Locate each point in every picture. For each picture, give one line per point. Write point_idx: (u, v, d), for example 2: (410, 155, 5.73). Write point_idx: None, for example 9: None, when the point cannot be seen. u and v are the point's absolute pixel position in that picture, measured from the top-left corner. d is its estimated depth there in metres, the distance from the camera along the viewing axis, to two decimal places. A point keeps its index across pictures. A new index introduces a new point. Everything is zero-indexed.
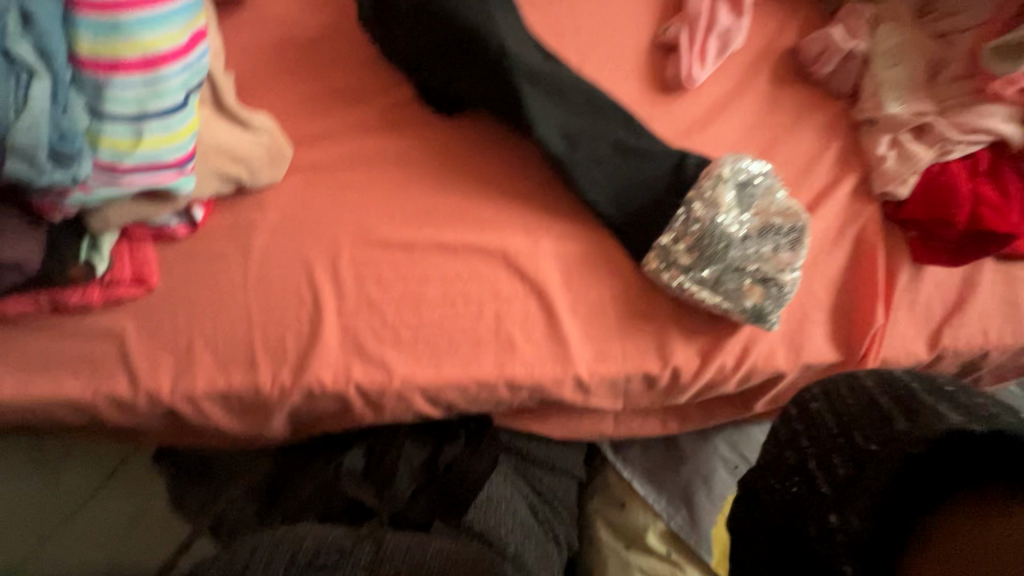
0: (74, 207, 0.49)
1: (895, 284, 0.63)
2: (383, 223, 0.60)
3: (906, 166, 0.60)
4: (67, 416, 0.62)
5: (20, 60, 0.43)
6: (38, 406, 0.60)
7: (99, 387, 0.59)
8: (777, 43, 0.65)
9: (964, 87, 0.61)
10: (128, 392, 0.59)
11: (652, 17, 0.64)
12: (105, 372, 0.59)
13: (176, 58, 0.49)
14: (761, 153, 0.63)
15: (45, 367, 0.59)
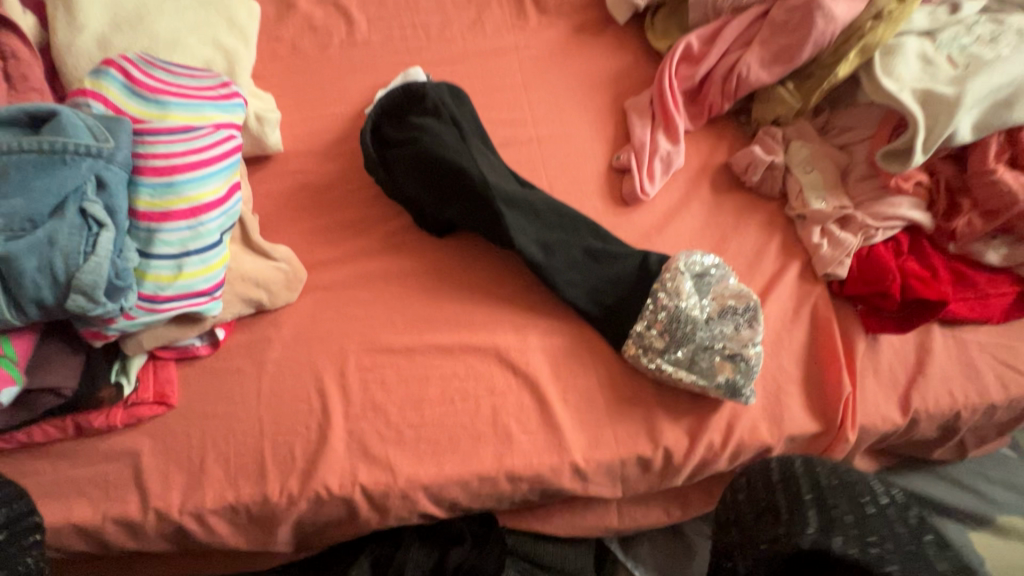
0: (115, 333, 0.56)
1: (857, 355, 0.69)
2: (387, 333, 0.67)
3: (839, 251, 0.70)
4: (82, 546, 0.62)
5: (96, 217, 0.51)
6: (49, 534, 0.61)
7: (110, 508, 0.61)
8: (715, 159, 0.78)
9: (871, 184, 0.72)
10: (137, 511, 0.60)
11: (607, 149, 0.77)
12: (116, 491, 0.61)
13: (215, 206, 0.59)
14: (712, 251, 0.73)
15: (60, 492, 0.61)
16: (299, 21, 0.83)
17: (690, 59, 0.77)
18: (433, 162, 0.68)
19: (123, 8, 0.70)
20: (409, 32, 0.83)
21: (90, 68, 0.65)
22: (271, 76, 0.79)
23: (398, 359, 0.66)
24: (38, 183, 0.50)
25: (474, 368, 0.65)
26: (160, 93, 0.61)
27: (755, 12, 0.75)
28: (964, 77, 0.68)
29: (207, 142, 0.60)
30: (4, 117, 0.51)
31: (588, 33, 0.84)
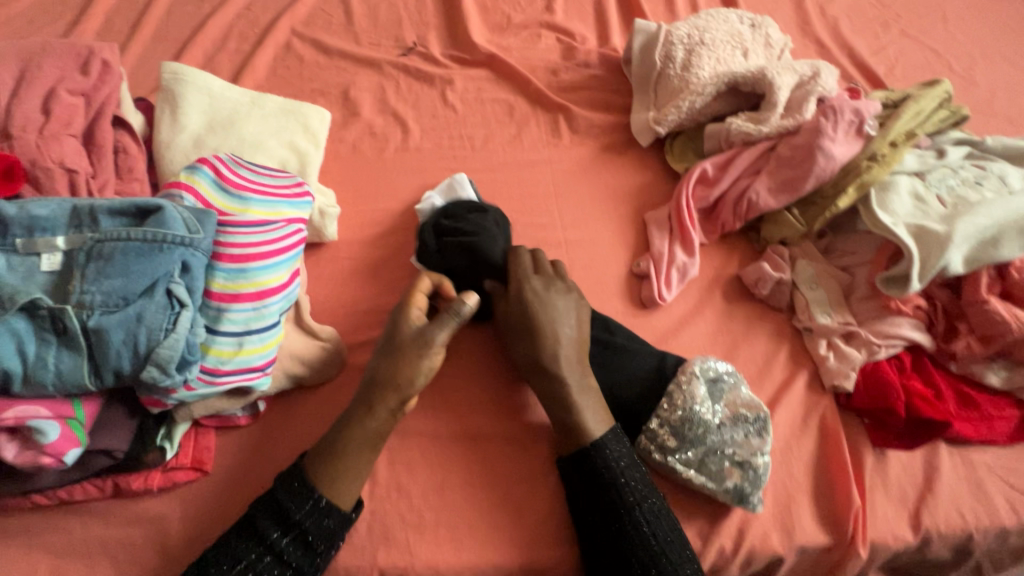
0: (173, 402, 0.61)
1: (865, 468, 0.71)
2: (416, 415, 0.71)
3: (845, 364, 0.74)
4: None
5: (179, 298, 0.58)
6: None
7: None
8: (727, 271, 0.85)
9: (874, 304, 0.78)
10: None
11: (628, 256, 0.85)
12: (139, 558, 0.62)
13: (278, 290, 0.66)
14: (725, 356, 0.78)
15: (83, 556, 0.62)
16: (361, 127, 0.94)
17: (706, 182, 0.86)
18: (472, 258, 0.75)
19: (218, 111, 0.81)
20: (456, 141, 0.94)
21: (184, 162, 0.75)
22: (332, 173, 0.89)
23: (426, 441, 0.69)
24: (137, 266, 0.57)
25: (495, 456, 0.69)
26: (244, 190, 0.70)
27: (763, 147, 0.85)
28: (952, 216, 0.76)
29: (278, 234, 0.68)
30: (117, 209, 0.60)
31: (613, 152, 0.94)
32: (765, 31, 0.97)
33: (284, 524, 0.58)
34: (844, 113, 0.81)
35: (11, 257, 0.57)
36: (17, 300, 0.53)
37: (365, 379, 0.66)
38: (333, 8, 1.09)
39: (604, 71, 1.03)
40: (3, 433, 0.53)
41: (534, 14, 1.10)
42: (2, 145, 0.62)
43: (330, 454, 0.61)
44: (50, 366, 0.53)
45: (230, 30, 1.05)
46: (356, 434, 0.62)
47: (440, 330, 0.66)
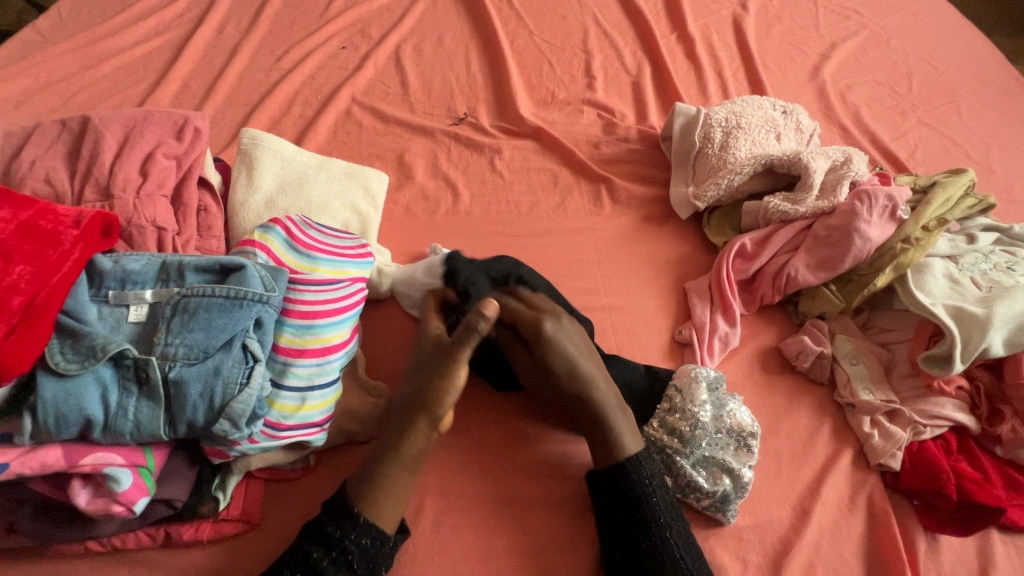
0: (234, 454, 0.62)
1: (917, 553, 0.70)
2: (458, 478, 0.71)
3: (890, 443, 0.75)
4: None
5: (254, 353, 0.61)
6: None
7: None
8: (767, 343, 0.87)
9: (915, 382, 0.80)
10: None
11: (670, 324, 0.87)
12: None
13: (341, 348, 0.69)
14: (769, 429, 0.78)
15: None
16: (414, 190, 1.00)
17: (744, 256, 0.90)
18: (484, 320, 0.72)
19: (288, 174, 0.85)
20: (504, 207, 0.99)
21: (256, 221, 0.80)
22: (387, 233, 0.94)
23: (463, 494, 0.70)
24: (219, 321, 0.60)
25: (531, 501, 0.70)
26: (313, 250, 0.74)
27: (799, 224, 0.89)
28: (990, 300, 0.78)
29: (343, 293, 0.72)
30: (203, 266, 0.64)
31: (653, 224, 0.99)
32: (796, 116, 1.04)
33: (324, 544, 0.60)
34: (878, 198, 0.85)
35: (101, 307, 0.60)
36: (107, 350, 0.56)
37: (403, 398, 0.66)
38: (390, 80, 1.19)
39: (643, 146, 1.10)
40: (78, 480, 0.55)
41: (576, 92, 1.18)
42: (102, 203, 0.67)
43: (369, 474, 0.63)
44: (129, 415, 0.55)
45: (296, 96, 1.14)
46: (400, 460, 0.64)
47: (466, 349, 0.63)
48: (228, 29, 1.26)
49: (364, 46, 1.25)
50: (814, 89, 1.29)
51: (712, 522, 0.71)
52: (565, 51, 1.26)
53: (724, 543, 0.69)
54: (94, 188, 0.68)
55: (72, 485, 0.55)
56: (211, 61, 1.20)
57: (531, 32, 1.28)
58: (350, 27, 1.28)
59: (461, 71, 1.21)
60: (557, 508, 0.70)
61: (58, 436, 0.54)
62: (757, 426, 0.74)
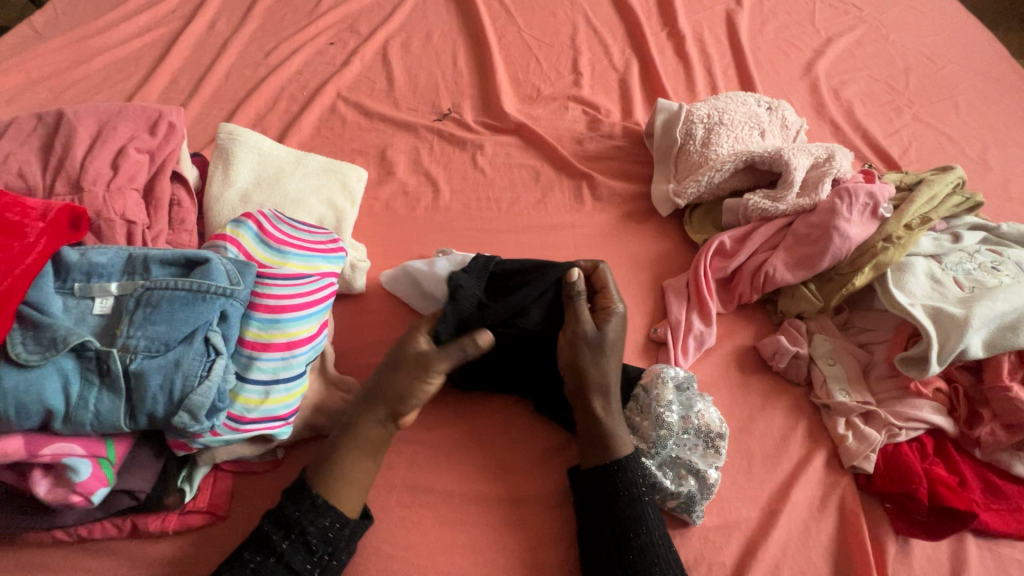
0: (198, 445, 0.63)
1: (887, 557, 0.69)
2: (423, 473, 0.71)
3: (864, 445, 0.73)
4: None
5: (216, 346, 0.61)
6: None
7: None
8: (744, 343, 0.86)
9: (894, 384, 0.78)
10: None
11: (646, 322, 0.86)
12: None
13: (307, 341, 0.69)
14: (741, 429, 0.77)
15: None
16: (395, 185, 1.00)
17: (723, 254, 0.89)
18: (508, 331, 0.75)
19: (265, 168, 0.86)
20: (484, 203, 0.99)
21: (230, 215, 0.80)
22: (365, 229, 0.94)
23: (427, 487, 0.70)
24: (181, 314, 0.60)
25: (498, 498, 0.70)
26: (283, 244, 0.74)
27: (780, 222, 0.88)
28: (971, 300, 0.76)
29: (311, 288, 0.72)
30: (168, 259, 0.64)
31: (634, 221, 0.98)
32: (782, 113, 1.02)
33: (285, 526, 0.61)
34: (858, 196, 0.83)
35: (67, 300, 0.61)
36: (67, 341, 0.56)
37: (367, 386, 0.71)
38: (376, 76, 1.19)
39: (628, 143, 1.09)
40: (39, 469, 0.56)
41: (563, 88, 1.18)
42: (73, 196, 0.68)
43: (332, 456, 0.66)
44: (89, 406, 0.56)
45: (282, 91, 1.15)
46: (355, 443, 0.67)
47: (417, 335, 0.73)
48: (218, 25, 1.27)
49: (353, 41, 1.25)
50: (806, 85, 1.27)
51: (678, 522, 0.70)
52: (553, 47, 1.25)
53: (689, 544, 0.69)
54: (66, 181, 0.69)
55: (32, 475, 0.56)
56: (201, 57, 1.21)
57: (520, 28, 1.28)
58: (339, 23, 1.28)
59: (447, 66, 1.20)
60: (527, 507, 0.70)
61: (18, 425, 0.54)
62: (726, 426, 0.74)
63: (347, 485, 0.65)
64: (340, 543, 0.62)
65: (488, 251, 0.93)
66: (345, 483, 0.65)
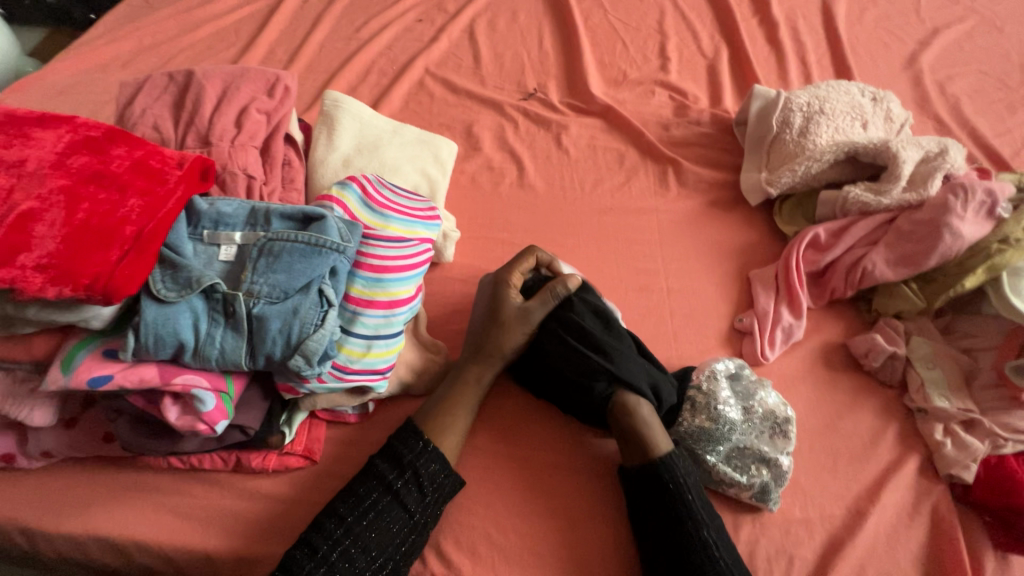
0: (304, 390, 0.66)
1: (985, 568, 0.66)
2: (491, 435, 0.73)
3: (964, 454, 0.70)
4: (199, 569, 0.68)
5: (328, 298, 0.65)
6: (175, 552, 0.66)
7: (234, 539, 0.66)
8: (833, 339, 0.83)
9: (999, 395, 0.74)
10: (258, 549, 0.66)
11: (730, 310, 0.85)
12: (244, 530, 0.67)
13: (406, 302, 0.72)
14: (828, 424, 0.75)
15: (198, 519, 0.67)
16: (480, 161, 1.02)
17: (817, 247, 0.86)
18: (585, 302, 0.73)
19: (366, 136, 0.89)
20: (568, 183, 0.99)
21: (333, 178, 0.84)
22: (452, 201, 0.96)
23: (500, 450, 0.72)
24: (298, 266, 0.64)
25: (559, 470, 0.70)
26: (384, 208, 0.77)
27: (883, 217, 0.84)
28: None
29: (411, 250, 0.74)
30: (288, 214, 0.68)
31: (720, 208, 0.96)
32: (887, 104, 0.97)
33: (399, 466, 0.65)
34: (975, 192, 0.79)
35: (196, 245, 0.66)
36: (200, 282, 0.61)
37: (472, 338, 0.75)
38: (463, 53, 1.20)
39: (715, 130, 1.07)
40: (169, 397, 0.61)
41: (649, 72, 1.16)
42: (201, 150, 0.73)
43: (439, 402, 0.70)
44: (216, 343, 0.61)
45: (373, 65, 1.18)
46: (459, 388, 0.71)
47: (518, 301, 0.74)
48: None
49: (440, 19, 1.27)
50: (909, 79, 1.20)
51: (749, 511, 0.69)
52: (639, 31, 1.23)
53: (770, 534, 0.67)
54: (195, 136, 0.74)
55: (163, 401, 0.61)
56: (297, 29, 1.26)
57: (606, 10, 1.27)
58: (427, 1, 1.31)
59: (532, 46, 1.21)
60: (587, 477, 0.70)
61: (155, 355, 0.59)
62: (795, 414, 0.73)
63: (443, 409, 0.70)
64: (442, 490, 0.65)
65: (571, 230, 0.93)
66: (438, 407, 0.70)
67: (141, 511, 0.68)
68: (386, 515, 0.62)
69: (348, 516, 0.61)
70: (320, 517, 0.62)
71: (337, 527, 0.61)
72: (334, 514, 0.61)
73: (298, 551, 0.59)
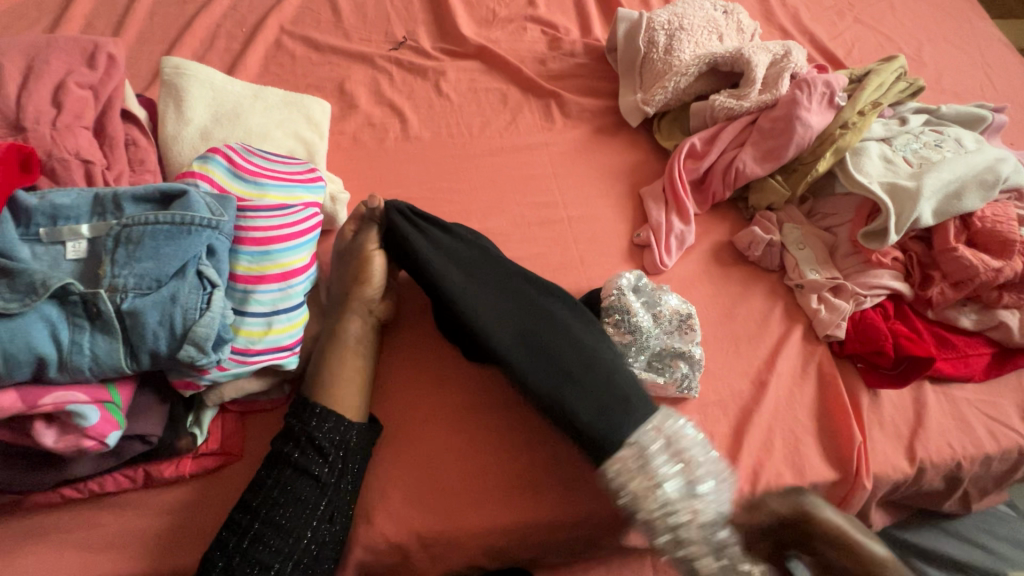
0: (206, 383, 0.61)
1: (862, 406, 0.77)
2: (406, 388, 0.71)
3: (835, 315, 0.80)
4: None
5: (210, 279, 0.59)
6: None
7: (161, 555, 0.61)
8: (720, 239, 0.90)
9: (857, 260, 0.85)
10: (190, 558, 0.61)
11: (628, 229, 0.89)
12: (171, 543, 0.62)
13: (302, 272, 0.67)
14: (725, 314, 0.83)
15: (114, 545, 0.61)
16: (360, 118, 0.96)
17: (695, 156, 0.92)
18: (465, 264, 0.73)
19: (222, 104, 0.80)
20: (455, 130, 0.97)
21: (192, 154, 0.75)
22: (337, 165, 0.91)
23: (423, 402, 0.70)
24: (167, 249, 0.57)
25: (485, 403, 0.70)
26: (258, 176, 0.71)
27: (746, 120, 0.91)
28: (920, 174, 0.83)
29: (296, 217, 0.69)
30: (140, 195, 0.60)
31: (605, 134, 0.99)
32: (737, 17, 1.04)
33: (292, 439, 0.62)
34: (816, 86, 0.88)
35: (34, 247, 0.57)
36: (48, 286, 0.53)
37: (335, 297, 0.74)
38: (320, 6, 1.11)
39: (590, 59, 1.08)
40: (41, 420, 0.53)
41: (518, 9, 1.14)
42: (15, 137, 0.62)
43: (318, 366, 0.68)
44: (85, 350, 0.54)
45: (218, 29, 1.06)
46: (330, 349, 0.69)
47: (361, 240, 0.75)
48: None
49: None
50: None
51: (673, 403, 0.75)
52: None
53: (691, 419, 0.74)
54: (4, 125, 0.63)
55: (34, 427, 0.53)
56: None
57: None
58: None
59: None
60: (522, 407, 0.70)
61: (10, 378, 0.51)
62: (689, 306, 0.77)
63: (315, 372, 0.67)
64: (347, 447, 0.63)
65: (465, 176, 0.92)
66: (312, 370, 0.68)
67: (41, 554, 0.60)
68: (292, 486, 0.60)
69: (255, 500, 0.59)
70: (232, 512, 0.59)
71: (246, 515, 0.58)
72: (241, 505, 0.59)
73: (213, 552, 0.57)
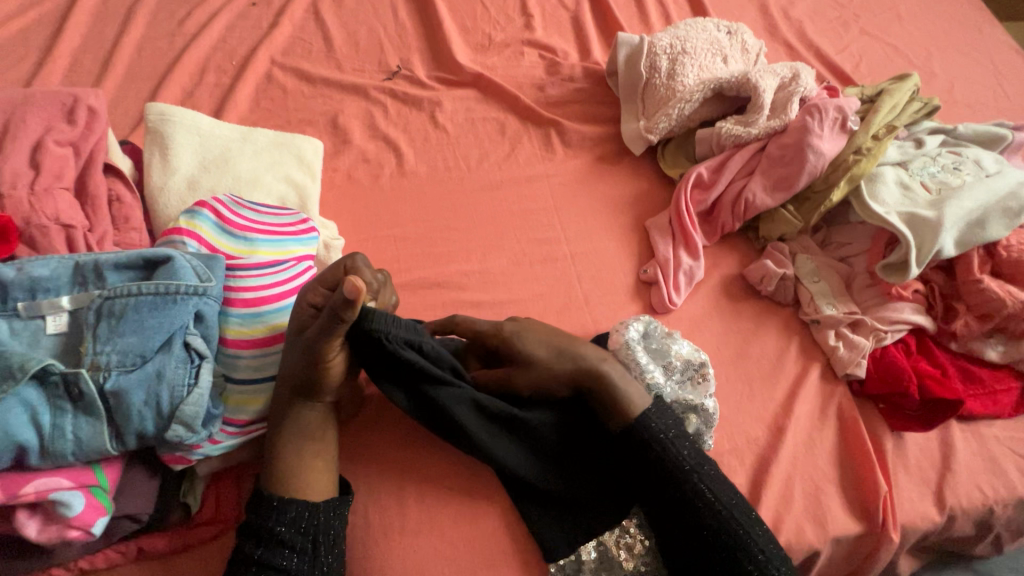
0: (197, 457, 0.58)
1: (886, 450, 0.73)
2: (389, 446, 0.67)
3: (855, 353, 0.76)
4: None
5: (198, 350, 0.56)
6: None
7: None
8: (730, 272, 0.87)
9: (876, 292, 0.81)
10: None
11: (635, 264, 0.86)
12: None
13: None
14: (738, 353, 0.79)
15: None
16: (353, 154, 0.93)
17: (702, 186, 0.88)
18: (447, 360, 0.65)
19: (210, 151, 0.78)
20: (452, 163, 0.94)
21: (179, 206, 0.72)
22: (331, 205, 0.88)
23: (408, 464, 0.66)
24: (151, 321, 0.55)
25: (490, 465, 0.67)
26: (248, 231, 0.68)
27: (754, 147, 0.88)
28: (940, 201, 0.79)
29: (288, 273, 0.66)
30: (124, 262, 0.57)
31: (607, 163, 0.96)
32: (741, 36, 1.00)
33: (256, 537, 0.57)
34: (827, 111, 0.84)
35: (13, 322, 0.54)
36: (26, 367, 0.50)
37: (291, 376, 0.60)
38: (311, 36, 1.08)
39: (589, 84, 1.05)
40: (23, 510, 0.51)
41: (514, 32, 1.11)
42: None
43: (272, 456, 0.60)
44: (67, 434, 0.51)
45: (207, 63, 1.03)
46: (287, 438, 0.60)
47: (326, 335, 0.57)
48: None
49: None
50: (756, 7, 1.25)
51: None
52: None
53: None
54: None
55: (17, 518, 0.50)
56: (102, 31, 1.06)
57: None
58: None
59: (387, 18, 1.11)
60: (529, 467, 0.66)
61: None
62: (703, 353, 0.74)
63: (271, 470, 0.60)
64: (318, 532, 0.58)
65: (463, 213, 0.88)
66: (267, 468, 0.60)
67: None
68: None
69: None
70: None
71: None
72: None
73: None
